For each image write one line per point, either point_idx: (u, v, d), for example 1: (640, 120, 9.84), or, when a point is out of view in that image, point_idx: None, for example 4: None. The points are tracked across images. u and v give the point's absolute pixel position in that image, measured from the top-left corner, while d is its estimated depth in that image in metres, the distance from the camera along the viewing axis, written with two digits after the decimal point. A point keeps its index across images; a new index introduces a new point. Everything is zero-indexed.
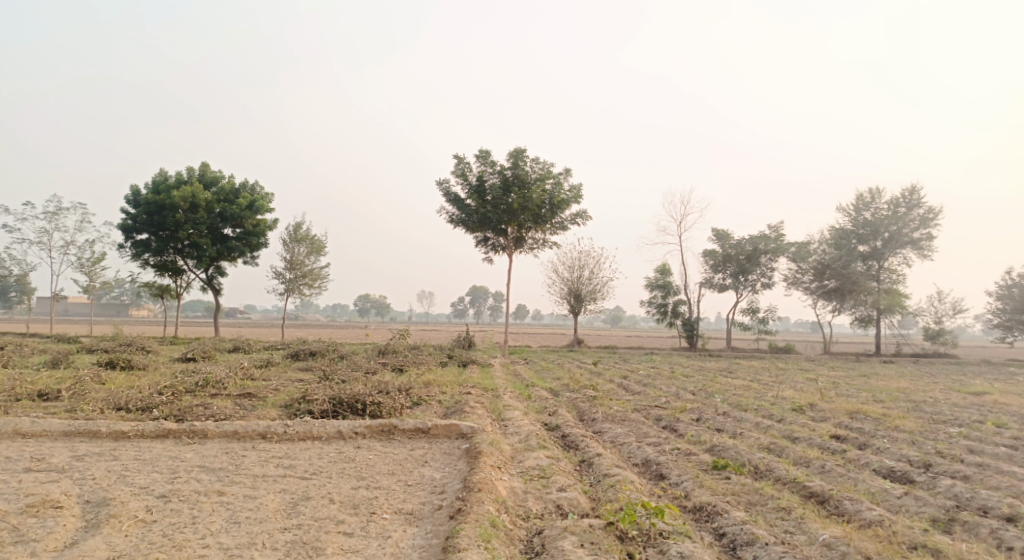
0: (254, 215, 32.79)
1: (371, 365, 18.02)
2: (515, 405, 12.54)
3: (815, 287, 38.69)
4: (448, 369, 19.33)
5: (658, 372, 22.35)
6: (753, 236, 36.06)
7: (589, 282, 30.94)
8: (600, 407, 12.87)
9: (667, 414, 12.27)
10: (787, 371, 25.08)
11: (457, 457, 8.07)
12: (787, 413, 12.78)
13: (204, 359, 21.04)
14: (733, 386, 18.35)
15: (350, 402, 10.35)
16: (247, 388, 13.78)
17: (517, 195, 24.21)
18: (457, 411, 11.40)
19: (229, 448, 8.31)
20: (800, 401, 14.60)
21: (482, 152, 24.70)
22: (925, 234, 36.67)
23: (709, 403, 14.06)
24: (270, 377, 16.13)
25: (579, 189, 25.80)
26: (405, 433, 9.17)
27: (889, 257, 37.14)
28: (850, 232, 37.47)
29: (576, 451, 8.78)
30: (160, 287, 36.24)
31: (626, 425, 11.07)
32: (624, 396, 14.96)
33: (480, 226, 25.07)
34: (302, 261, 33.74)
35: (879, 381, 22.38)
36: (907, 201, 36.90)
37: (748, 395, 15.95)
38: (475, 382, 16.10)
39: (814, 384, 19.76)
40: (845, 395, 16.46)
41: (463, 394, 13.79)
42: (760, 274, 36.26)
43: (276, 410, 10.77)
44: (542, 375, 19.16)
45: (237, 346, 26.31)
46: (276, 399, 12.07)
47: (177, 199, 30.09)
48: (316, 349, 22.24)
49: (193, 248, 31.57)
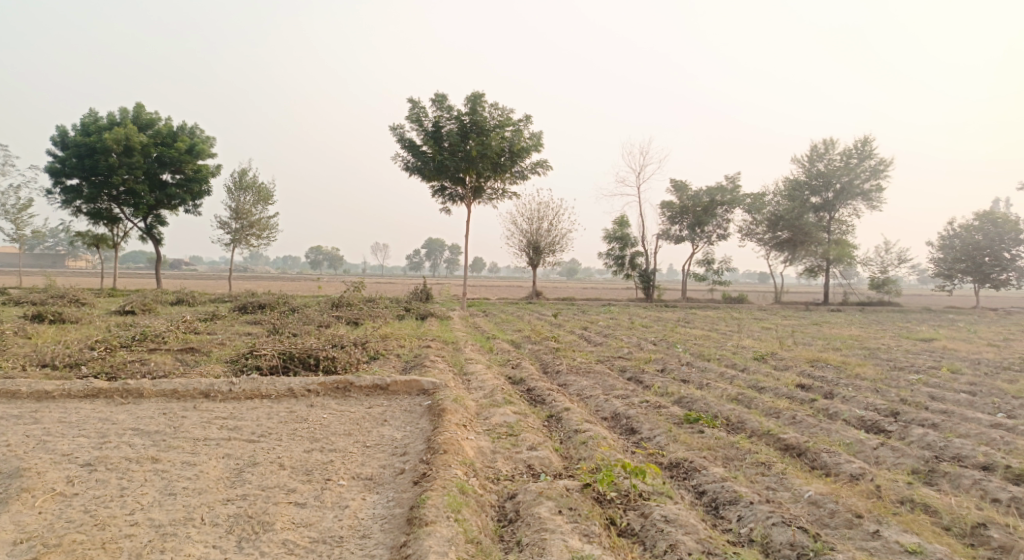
0: (195, 160, 31.09)
1: (324, 318, 17.33)
2: (476, 358, 12.11)
3: (769, 238, 39.11)
4: (405, 322, 18.75)
5: (617, 323, 22.21)
6: (710, 187, 36.01)
7: (548, 233, 30.49)
8: (564, 359, 12.57)
9: (632, 366, 12.01)
10: (742, 321, 25.31)
11: (419, 415, 7.60)
12: (750, 363, 12.65)
13: (145, 312, 19.96)
14: (693, 336, 18.32)
15: (302, 357, 9.74)
16: (190, 343, 13.01)
17: (476, 142, 23.34)
18: (416, 366, 10.90)
19: (167, 408, 7.66)
20: (761, 351, 14.52)
21: (438, 96, 23.64)
22: (875, 186, 37.20)
23: (671, 354, 13.88)
24: (216, 331, 15.31)
25: (539, 136, 25.08)
26: (362, 390, 8.63)
27: (840, 208, 37.78)
28: (803, 183, 37.88)
29: (542, 406, 8.41)
30: (96, 236, 34.35)
31: (592, 379, 10.75)
32: (586, 347, 14.72)
33: (437, 175, 24.08)
34: (249, 210, 32.28)
35: (831, 329, 22.70)
36: (859, 152, 37.26)
37: (709, 345, 15.88)
38: (434, 334, 15.61)
39: (771, 332, 19.89)
40: (803, 344, 16.50)
41: (421, 347, 13.29)
42: (716, 225, 36.37)
43: (220, 366, 10.10)
44: (502, 328, 18.74)
45: (180, 299, 25.11)
46: (221, 355, 11.34)
47: (109, 141, 28.19)
48: (266, 302, 21.35)
49: (130, 195, 29.84)
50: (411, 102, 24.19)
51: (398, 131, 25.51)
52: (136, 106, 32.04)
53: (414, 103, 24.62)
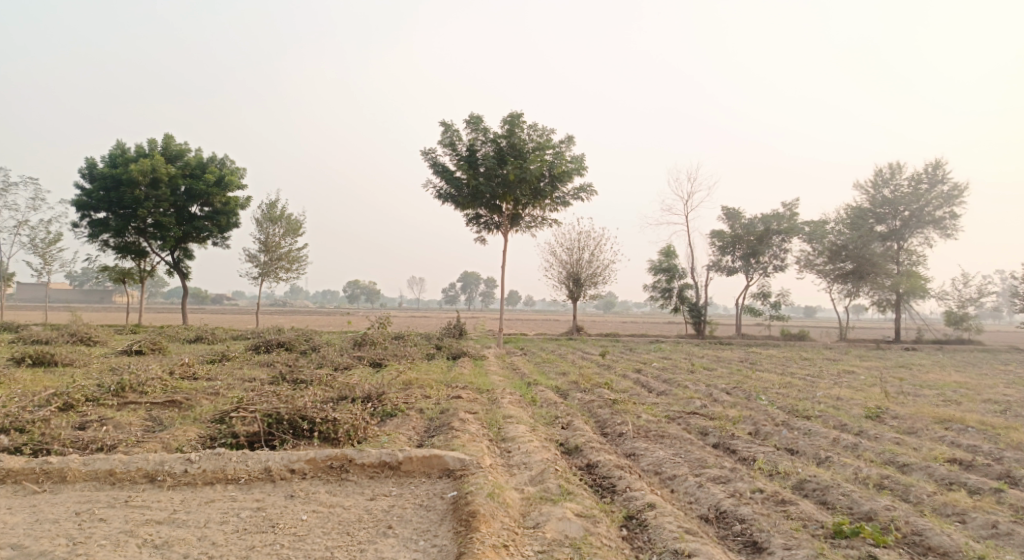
0: (224, 192, 29.71)
1: (342, 359, 15.20)
2: (518, 415, 9.72)
3: (830, 270, 35.86)
4: (434, 363, 16.45)
5: (675, 365, 19.61)
6: (765, 214, 33.23)
7: (590, 266, 28.10)
8: (626, 417, 10.14)
9: (716, 428, 9.49)
10: (814, 362, 22.39)
11: (441, 519, 5.31)
12: (865, 425, 9.95)
13: (152, 351, 18.12)
14: (770, 383, 15.60)
15: (292, 419, 7.45)
16: (177, 394, 10.94)
17: (514, 165, 21.24)
18: (443, 429, 8.56)
19: (86, 503, 5.43)
20: (865, 406, 11.79)
21: (473, 117, 21.68)
22: (948, 212, 33.92)
23: (757, 409, 11.25)
24: (216, 377, 13.21)
25: (581, 159, 22.84)
26: (365, 470, 6.32)
27: (909, 238, 34.54)
28: (867, 211, 34.77)
29: (614, 496, 6.04)
30: (122, 271, 33.03)
31: (669, 449, 8.24)
32: (648, 398, 12.27)
33: (471, 202, 22.08)
34: (277, 243, 30.67)
35: (926, 373, 19.57)
36: (930, 176, 34.17)
37: (795, 396, 13.18)
38: (467, 380, 13.26)
39: (859, 379, 17.01)
40: (907, 394, 13.64)
41: (450, 398, 10.97)
42: (772, 256, 33.45)
43: (196, 431, 7.89)
44: (544, 371, 16.27)
45: (199, 337, 23.35)
46: (205, 412, 9.17)
47: (135, 173, 26.90)
48: (284, 340, 19.33)
49: (156, 228, 28.48)
50: (444, 125, 22.36)
51: (430, 156, 23.66)
52: (166, 138, 30.91)
53: (447, 126, 22.75)
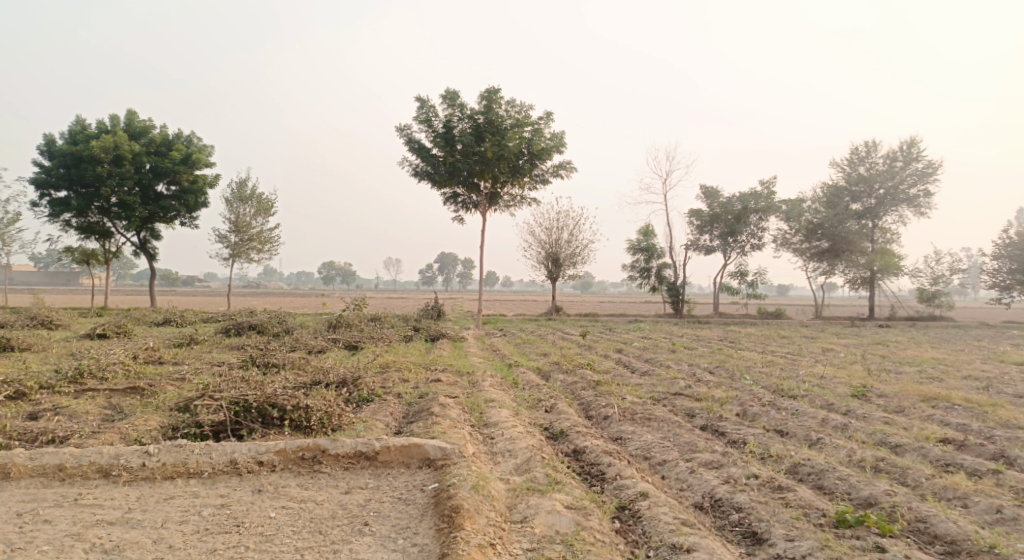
0: (191, 170, 28.72)
1: (316, 342, 14.71)
2: (500, 399, 9.37)
3: (807, 248, 35.96)
4: (412, 345, 16.02)
5: (655, 345, 19.41)
6: (743, 193, 33.12)
7: (568, 245, 27.77)
8: (610, 399, 9.84)
9: (702, 409, 9.23)
10: (792, 341, 22.37)
11: (422, 514, 4.97)
12: (852, 404, 9.78)
13: (118, 335, 17.42)
14: (752, 362, 15.45)
15: (260, 407, 7.01)
16: (140, 380, 10.38)
17: (491, 142, 20.71)
18: (422, 414, 8.18)
19: (32, 503, 4.98)
20: (850, 384, 11.65)
21: (449, 92, 21.08)
22: (922, 190, 34.11)
23: (743, 390, 11.03)
24: (184, 361, 12.65)
25: (560, 136, 22.37)
26: (338, 461, 5.92)
27: (884, 216, 34.73)
28: (843, 189, 34.88)
29: (604, 486, 5.73)
30: (86, 252, 31.93)
31: (657, 432, 7.95)
32: (631, 379, 12.02)
33: (448, 180, 21.53)
34: (248, 223, 29.82)
35: (903, 350, 19.61)
36: (905, 154, 34.29)
37: (779, 375, 13.01)
38: (446, 362, 12.86)
39: (840, 356, 16.96)
40: (889, 371, 13.57)
41: (429, 382, 10.58)
42: (749, 235, 33.43)
43: (158, 419, 7.41)
44: (524, 352, 15.96)
45: (167, 320, 22.61)
46: (168, 399, 8.66)
47: (98, 150, 25.85)
48: (256, 323, 18.75)
49: (121, 208, 27.48)
50: (420, 100, 21.73)
51: (406, 132, 23.01)
52: (129, 113, 29.73)
53: (423, 101, 22.11)
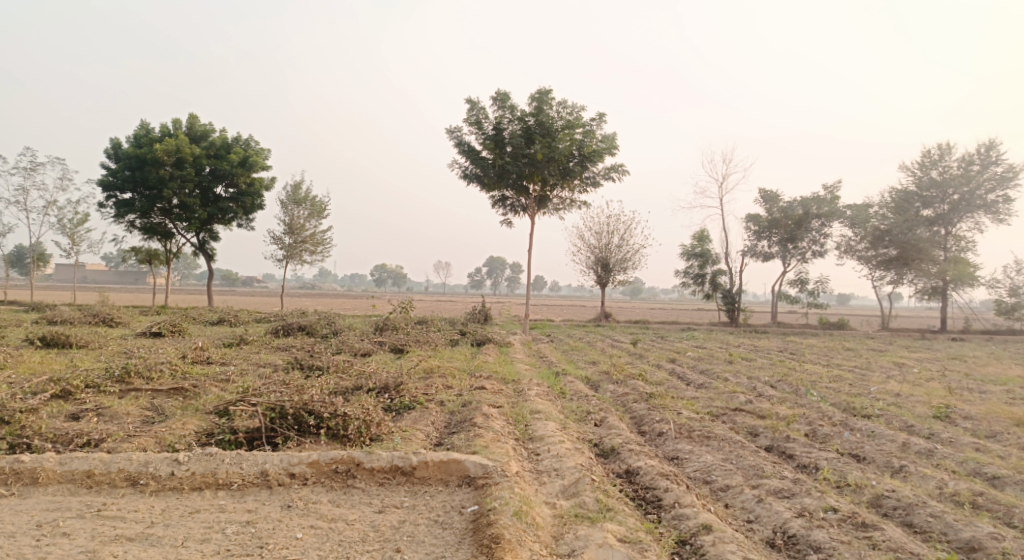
0: (248, 173, 29.16)
1: (362, 345, 14.49)
2: (547, 410, 8.89)
3: (872, 256, 34.20)
4: (458, 350, 15.65)
5: (711, 355, 18.58)
6: (804, 197, 31.74)
7: (620, 250, 27.04)
8: (665, 413, 9.24)
9: (767, 428, 8.56)
10: (858, 353, 21.17)
11: (459, 543, 4.56)
12: (935, 427, 8.93)
13: (172, 334, 17.60)
14: (817, 375, 14.53)
15: (296, 413, 6.70)
16: (185, 381, 10.26)
17: (542, 144, 20.25)
18: (464, 425, 7.76)
19: (55, 513, 4.77)
20: (929, 404, 10.73)
21: (499, 94, 20.73)
22: (1001, 196, 32.06)
23: (809, 407, 10.25)
24: (230, 362, 12.55)
25: (612, 138, 21.74)
26: (373, 476, 5.53)
27: (958, 223, 32.79)
28: (913, 195, 33.14)
29: (661, 514, 5.20)
30: (148, 252, 32.76)
31: (718, 453, 7.34)
32: (686, 392, 11.36)
33: (498, 182, 21.18)
34: (302, 225, 30.12)
35: (983, 366, 18.27)
36: (982, 158, 32.31)
37: (847, 391, 12.13)
38: (492, 368, 12.42)
39: (914, 372, 15.85)
40: (971, 389, 12.51)
41: (473, 389, 10.16)
42: (811, 241, 32.00)
43: (195, 423, 7.18)
44: (573, 359, 15.41)
45: (221, 319, 22.88)
46: (209, 401, 8.47)
47: (161, 152, 26.46)
48: (305, 324, 18.71)
49: (182, 209, 28.10)
50: (470, 102, 21.45)
51: (456, 134, 22.76)
52: (191, 117, 30.41)
53: (473, 104, 21.83)
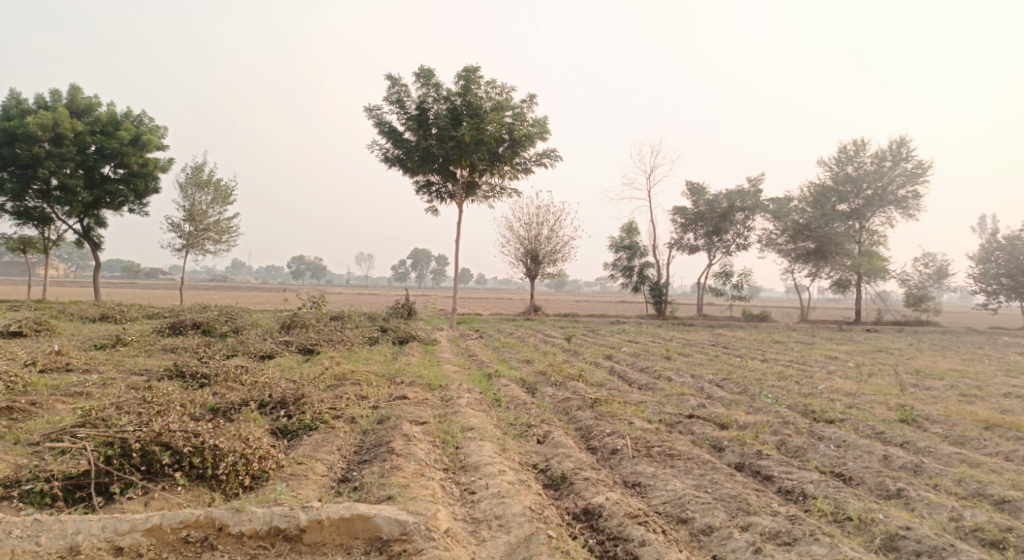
0: (141, 152, 26.11)
1: (264, 346, 12.56)
2: (481, 426, 7.43)
3: (792, 249, 34.47)
4: (376, 350, 13.92)
5: (648, 351, 17.59)
6: (729, 190, 31.49)
7: (549, 242, 25.85)
8: (614, 424, 7.96)
9: (734, 440, 7.40)
10: (790, 347, 20.70)
11: None
12: (908, 433, 8.03)
13: (37, 334, 15.01)
14: (761, 372, 13.71)
15: (145, 449, 5.12)
16: (23, 398, 8.15)
17: (469, 126, 18.67)
18: (378, 452, 6.23)
19: None
20: (887, 405, 9.88)
21: (423, 70, 18.96)
22: (911, 192, 32.83)
23: (768, 412, 9.24)
24: (95, 370, 10.38)
25: (543, 121, 20.38)
26: (238, 545, 4.45)
27: (872, 217, 33.41)
28: (830, 189, 33.60)
29: None
30: (22, 240, 28.96)
31: (688, 478, 6.12)
32: (632, 395, 10.17)
33: (421, 166, 19.49)
34: (204, 212, 27.38)
35: (913, 359, 18.03)
36: (894, 154, 32.99)
37: (799, 390, 11.23)
38: (414, 371, 10.82)
39: (853, 367, 15.31)
40: (918, 386, 11.84)
41: (392, 400, 8.56)
42: (735, 234, 31.80)
43: (6, 462, 5.39)
44: (505, 358, 14.04)
45: (104, 315, 20.15)
46: (42, 426, 6.54)
47: (34, 127, 23.11)
48: (201, 321, 16.46)
49: (62, 191, 24.80)
50: (390, 79, 19.62)
51: (375, 113, 20.91)
52: (72, 88, 26.95)
53: (394, 81, 20.01)
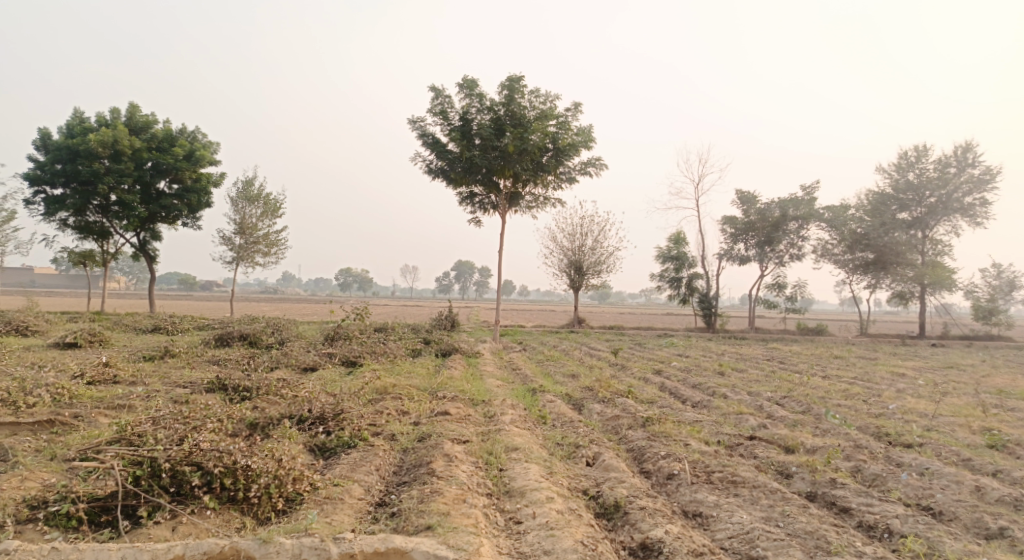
0: (195, 167, 26.63)
1: (307, 359, 12.38)
2: (527, 445, 7.00)
3: (849, 260, 33.10)
4: (419, 363, 13.62)
5: (699, 366, 16.86)
6: (782, 198, 30.40)
7: (594, 253, 25.32)
8: (669, 446, 7.41)
9: (803, 466, 6.79)
10: (851, 362, 19.65)
11: None
12: (998, 461, 7.28)
13: (90, 345, 15.20)
14: (824, 389, 12.90)
15: (174, 469, 4.85)
16: (67, 411, 8.05)
17: (514, 136, 18.38)
18: (418, 472, 5.86)
19: None
20: (969, 429, 9.07)
21: (467, 80, 18.75)
22: (978, 199, 31.13)
23: (836, 434, 8.55)
24: (140, 382, 10.31)
25: (588, 130, 19.95)
26: None
27: (935, 227, 31.80)
28: (890, 197, 32.07)
29: None
30: (82, 253, 29.81)
31: (756, 509, 5.57)
32: (686, 414, 9.58)
33: (465, 177, 19.24)
34: (253, 224, 27.74)
35: (989, 376, 16.83)
36: (959, 160, 31.36)
37: (867, 409, 10.45)
38: (456, 385, 10.45)
39: (924, 384, 14.32)
40: (1001, 407, 10.91)
41: (434, 416, 8.20)
42: (788, 244, 30.68)
43: (38, 478, 5.20)
44: (550, 372, 13.57)
45: (156, 327, 20.44)
46: (80, 441, 6.36)
47: (95, 144, 23.77)
48: (247, 333, 16.45)
49: (120, 207, 25.44)
50: (434, 90, 19.47)
51: (419, 125, 20.82)
52: (130, 106, 27.71)
53: (438, 92, 19.88)
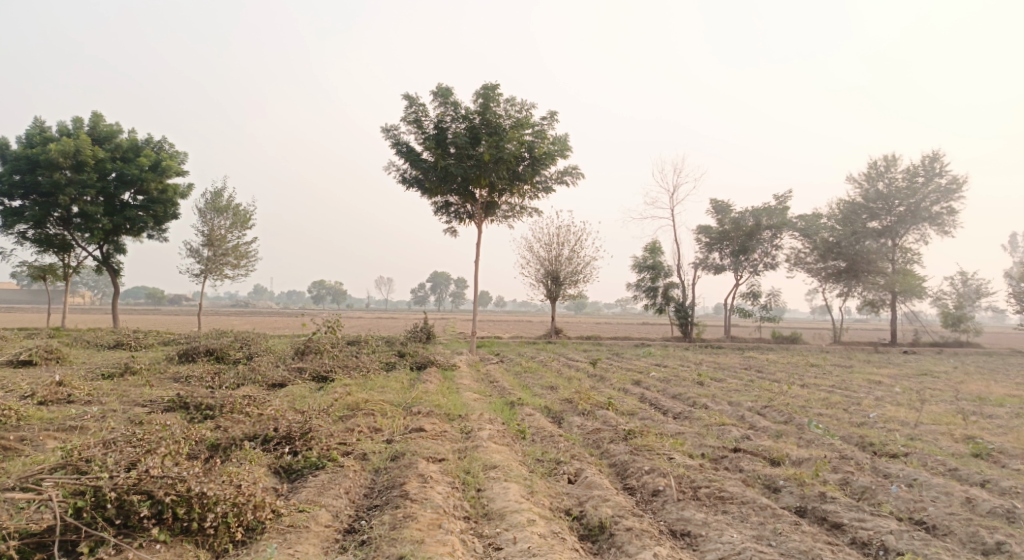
0: (161, 178, 25.94)
1: (276, 375, 11.90)
2: (505, 462, 6.69)
3: (822, 268, 33.37)
4: (393, 377, 13.22)
5: (678, 376, 16.68)
6: (756, 207, 30.55)
7: (571, 263, 25.13)
8: (653, 460, 7.14)
9: (791, 479, 6.57)
10: (828, 370, 19.65)
11: None
12: (986, 471, 7.14)
13: (47, 362, 14.54)
14: (804, 399, 12.77)
15: (120, 499, 4.48)
16: (13, 434, 7.53)
17: (489, 145, 18.14)
18: (390, 495, 5.52)
19: None
20: (953, 437, 8.96)
21: (440, 88, 18.47)
22: (946, 208, 31.61)
23: (821, 445, 8.37)
24: (97, 401, 9.78)
25: (564, 139, 19.79)
26: None
27: (905, 235, 32.18)
28: (861, 206, 32.38)
29: None
30: (43, 267, 28.82)
31: (746, 529, 5.33)
32: (668, 426, 9.34)
33: (440, 187, 18.93)
34: (222, 236, 27.09)
35: (965, 383, 16.89)
36: (927, 169, 31.81)
37: (850, 419, 10.31)
38: (431, 399, 10.10)
39: (902, 392, 14.29)
40: (981, 414, 10.86)
41: (407, 433, 7.84)
42: (762, 253, 30.82)
43: None
44: (528, 384, 13.27)
45: (119, 342, 19.74)
46: (22, 468, 5.89)
47: (56, 154, 23.00)
48: (214, 347, 15.88)
49: (83, 218, 24.63)
50: (407, 99, 19.16)
51: (392, 134, 20.48)
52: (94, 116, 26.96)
53: (412, 100, 19.59)
